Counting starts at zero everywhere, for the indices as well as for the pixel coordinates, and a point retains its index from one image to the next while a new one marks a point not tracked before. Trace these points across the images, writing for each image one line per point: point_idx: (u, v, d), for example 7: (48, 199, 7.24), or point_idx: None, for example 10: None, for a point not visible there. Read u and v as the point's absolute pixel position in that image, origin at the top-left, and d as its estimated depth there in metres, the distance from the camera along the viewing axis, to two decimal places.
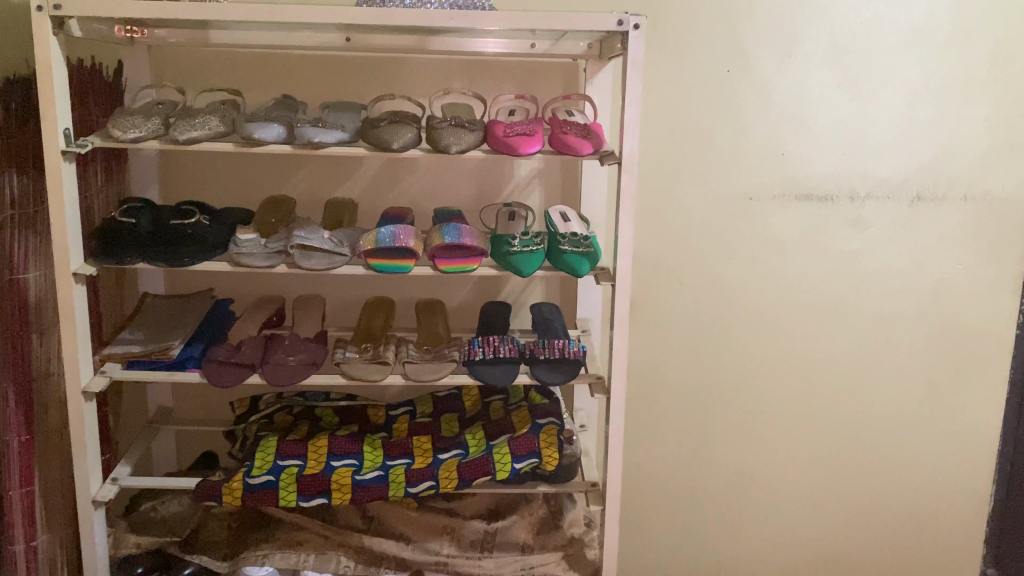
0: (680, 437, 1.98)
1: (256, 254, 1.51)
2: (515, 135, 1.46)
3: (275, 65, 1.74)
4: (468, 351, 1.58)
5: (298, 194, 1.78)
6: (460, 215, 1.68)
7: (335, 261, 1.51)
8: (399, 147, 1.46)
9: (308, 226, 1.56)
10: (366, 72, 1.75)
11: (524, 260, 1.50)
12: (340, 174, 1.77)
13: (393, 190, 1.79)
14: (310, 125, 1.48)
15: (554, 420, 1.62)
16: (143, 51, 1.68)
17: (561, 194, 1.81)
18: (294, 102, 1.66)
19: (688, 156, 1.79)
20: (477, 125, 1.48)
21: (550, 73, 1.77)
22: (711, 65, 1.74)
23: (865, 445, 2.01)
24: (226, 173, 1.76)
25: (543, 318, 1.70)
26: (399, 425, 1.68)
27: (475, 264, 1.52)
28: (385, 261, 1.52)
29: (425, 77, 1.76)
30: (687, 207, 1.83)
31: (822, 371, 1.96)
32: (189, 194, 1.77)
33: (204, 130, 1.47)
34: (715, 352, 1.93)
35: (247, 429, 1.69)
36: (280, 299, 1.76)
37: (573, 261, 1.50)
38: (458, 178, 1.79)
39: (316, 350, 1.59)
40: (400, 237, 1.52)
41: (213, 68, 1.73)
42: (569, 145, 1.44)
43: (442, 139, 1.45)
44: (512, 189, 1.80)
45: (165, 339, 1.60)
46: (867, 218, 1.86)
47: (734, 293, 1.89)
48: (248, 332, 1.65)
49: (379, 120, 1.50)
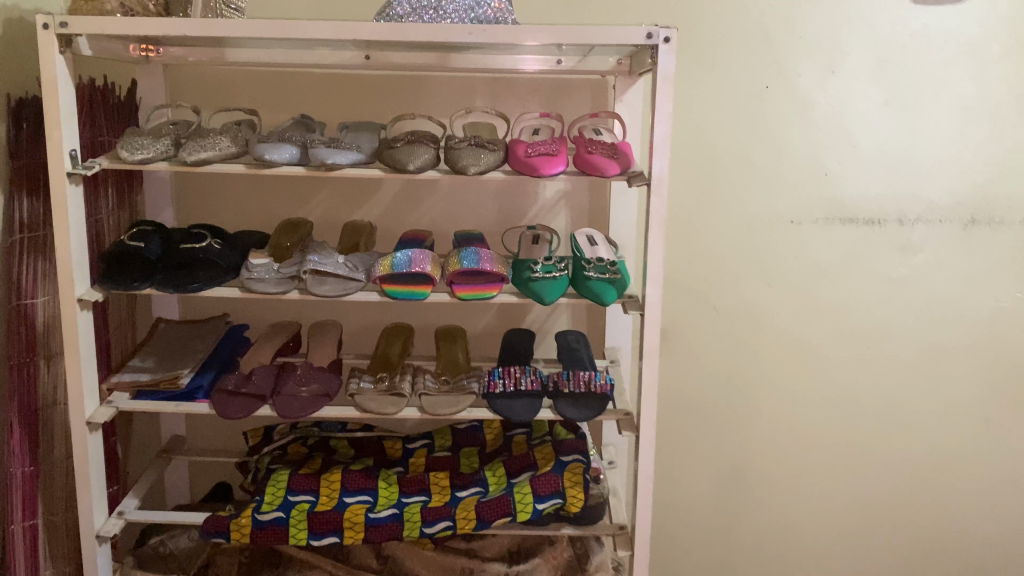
0: (716, 473, 1.87)
1: (267, 280, 1.45)
2: (537, 155, 1.38)
3: (292, 84, 1.68)
4: (487, 383, 1.50)
5: (316, 217, 1.72)
6: (481, 239, 1.61)
7: (348, 288, 1.44)
8: (415, 168, 1.39)
9: (323, 249, 1.49)
10: (386, 91, 1.69)
11: (546, 288, 1.41)
12: (359, 196, 1.71)
13: (413, 212, 1.72)
14: (324, 146, 1.42)
15: (580, 457, 1.52)
16: (158, 70, 1.64)
17: (588, 216, 1.72)
18: (312, 122, 1.60)
19: (723, 177, 1.70)
20: (498, 146, 1.41)
21: (576, 91, 1.69)
22: (748, 80, 1.65)
23: (918, 485, 1.88)
24: (242, 195, 1.71)
25: (568, 347, 1.61)
26: (416, 459, 1.60)
27: (494, 291, 1.44)
28: (400, 288, 1.44)
29: (447, 96, 1.69)
30: (722, 231, 1.73)
31: (869, 406, 1.84)
32: (204, 217, 1.72)
33: (215, 150, 1.41)
34: (753, 383, 1.82)
35: (259, 461, 1.62)
36: (295, 325, 1.69)
37: (599, 289, 1.41)
38: (480, 200, 1.71)
39: (329, 381, 1.50)
40: (416, 262, 1.45)
41: (229, 87, 1.68)
42: (594, 165, 1.35)
43: (460, 160, 1.37)
44: (537, 211, 1.72)
45: (175, 367, 1.54)
46: (916, 241, 1.74)
47: (774, 320, 1.78)
48: (260, 360, 1.58)
49: (395, 140, 1.43)
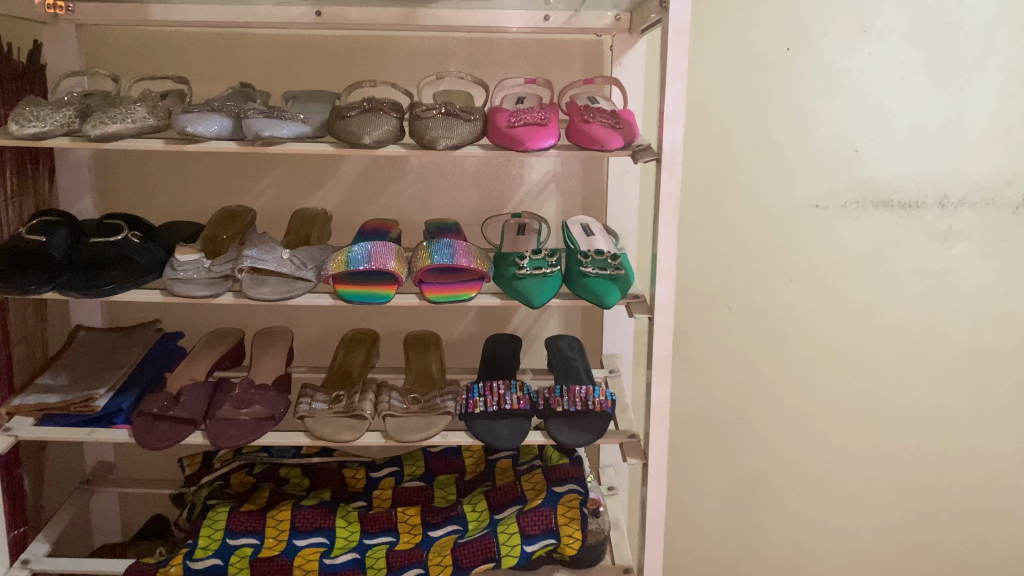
0: (729, 492, 1.65)
1: (195, 281, 1.20)
2: (523, 124, 1.13)
3: (231, 48, 1.42)
4: (465, 402, 1.25)
5: (262, 206, 1.47)
6: (456, 229, 1.36)
7: (293, 290, 1.19)
8: (371, 141, 1.13)
9: (263, 241, 1.23)
10: (343, 56, 1.43)
11: (534, 286, 1.16)
12: (313, 180, 1.45)
13: (377, 199, 1.47)
14: (261, 115, 1.16)
15: (577, 487, 1.27)
16: (68, 32, 1.37)
17: (582, 202, 1.47)
18: (253, 91, 1.35)
19: (737, 156, 1.45)
20: (473, 114, 1.16)
21: (567, 55, 1.44)
22: (767, 41, 1.39)
23: (958, 504, 1.66)
24: (175, 180, 1.45)
25: (560, 355, 1.37)
26: (381, 492, 1.35)
27: (472, 291, 1.19)
28: (356, 290, 1.19)
29: (415, 62, 1.44)
30: (735, 219, 1.48)
31: (904, 416, 1.61)
32: (131, 206, 1.47)
33: (126, 123, 1.15)
34: (772, 392, 1.59)
35: (197, 494, 1.37)
36: (238, 333, 1.43)
37: (599, 287, 1.14)
38: (455, 183, 1.46)
39: (275, 403, 1.25)
40: (377, 257, 1.20)
41: (156, 52, 1.42)
42: (592, 136, 1.10)
43: (428, 131, 1.12)
44: (522, 196, 1.47)
45: (90, 387, 1.28)
46: (959, 229, 1.50)
47: (795, 322, 1.55)
48: (193, 376, 1.32)
49: (348, 107, 1.18)
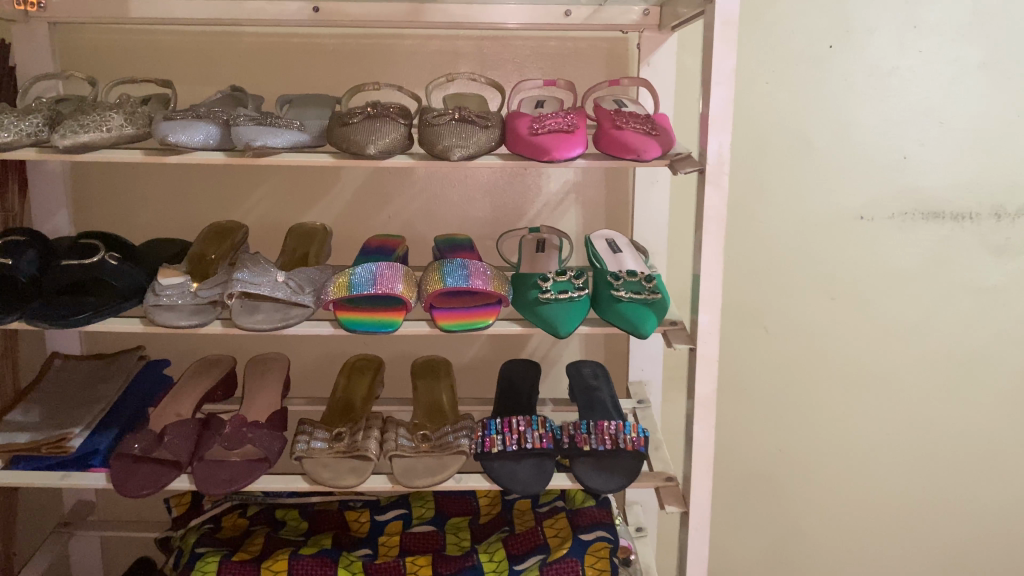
0: (760, 524, 1.54)
1: (179, 308, 1.07)
2: (547, 131, 1.00)
3: (220, 48, 1.30)
4: (481, 440, 1.12)
5: (256, 220, 1.34)
6: (468, 245, 1.24)
7: (288, 317, 1.06)
8: (377, 152, 1.00)
9: (255, 263, 1.11)
10: (343, 55, 1.31)
11: (560, 312, 1.02)
12: (311, 192, 1.33)
13: (380, 212, 1.34)
14: (252, 123, 1.03)
15: (606, 535, 1.15)
16: (41, 29, 1.24)
17: (605, 215, 1.35)
18: (244, 96, 1.22)
19: (775, 164, 1.32)
20: (490, 120, 1.03)
21: (588, 53, 1.31)
22: (808, 38, 1.26)
23: (1008, 538, 1.54)
24: (160, 193, 1.33)
25: (584, 384, 1.25)
26: (388, 538, 1.22)
27: (489, 317, 1.06)
28: (359, 317, 1.06)
29: (421, 62, 1.31)
30: (773, 233, 1.36)
31: (953, 444, 1.49)
32: (114, 220, 1.35)
33: (101, 131, 1.02)
34: (808, 419, 1.47)
35: (185, 539, 1.23)
36: (228, 361, 1.31)
37: (632, 313, 1.01)
38: (466, 195, 1.33)
39: (269, 441, 1.12)
40: (382, 279, 1.07)
41: (138, 53, 1.30)
42: (626, 144, 0.98)
43: (439, 140, 1.00)
44: (539, 208, 1.34)
45: (64, 424, 1.15)
46: (1017, 242, 1.37)
47: (835, 343, 1.42)
48: (178, 413, 1.19)
49: (350, 113, 1.05)
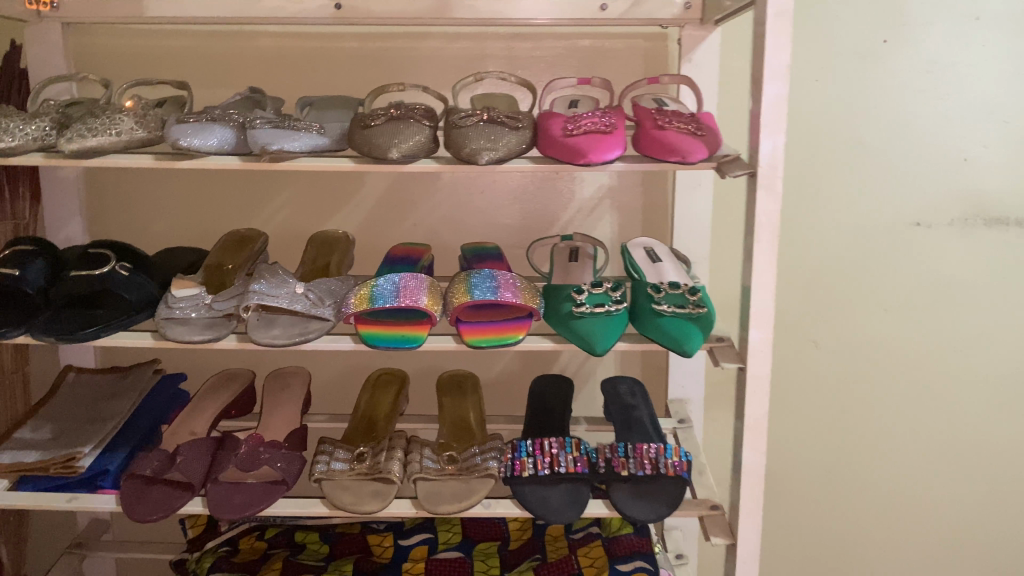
0: (805, 547, 1.45)
1: (192, 321, 1.01)
2: (583, 132, 0.92)
3: (238, 48, 1.24)
4: (511, 462, 1.04)
5: (276, 228, 1.29)
6: (497, 254, 1.17)
7: (307, 331, 1.00)
8: (399, 156, 0.94)
9: (273, 273, 1.04)
10: (366, 54, 1.24)
11: (597, 327, 0.95)
12: (332, 198, 1.27)
13: (405, 219, 1.28)
14: (268, 126, 0.97)
15: (646, 566, 1.09)
16: (53, 30, 1.19)
17: (641, 222, 1.27)
18: (262, 98, 1.16)
19: (823, 168, 1.24)
20: (522, 122, 0.96)
21: (625, 50, 1.24)
22: (859, 32, 1.17)
23: None
24: (176, 200, 1.28)
25: (620, 402, 1.17)
26: (411, 564, 1.14)
27: (520, 333, 0.98)
28: (381, 333, 0.99)
29: (449, 60, 1.24)
30: (822, 240, 1.27)
31: (1016, 466, 1.39)
32: (129, 228, 1.30)
33: (109, 135, 0.96)
34: (858, 438, 1.39)
35: (200, 563, 1.17)
36: (246, 375, 1.25)
37: (676, 330, 0.93)
38: (496, 201, 1.26)
39: (286, 462, 1.06)
40: (405, 291, 1.00)
41: (154, 54, 1.24)
42: (669, 146, 0.90)
43: (468, 143, 0.93)
44: (572, 214, 1.27)
45: (74, 443, 1.10)
46: None
47: (888, 357, 1.34)
48: (193, 431, 1.14)
49: (372, 114, 0.98)
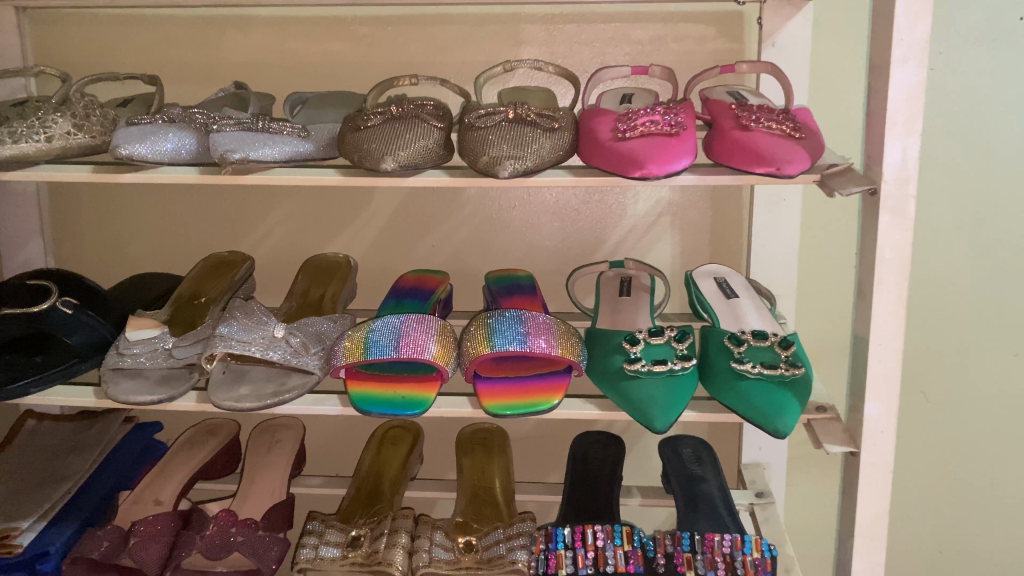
0: None
1: (144, 374, 0.81)
2: (639, 134, 0.69)
3: (223, 35, 1.03)
4: (544, 557, 0.81)
5: (269, 250, 1.08)
6: (530, 287, 0.94)
7: (282, 388, 0.78)
8: (396, 166, 0.71)
9: (248, 313, 0.83)
10: (375, 41, 1.03)
11: (657, 393, 0.71)
12: (334, 216, 1.06)
13: (421, 241, 1.06)
14: (236, 128, 0.76)
15: None
16: (7, 17, 1.00)
17: (709, 244, 1.03)
18: (247, 93, 0.94)
19: (942, 182, 0.98)
20: (557, 122, 0.74)
21: (691, 30, 1.00)
22: (999, 8, 0.91)
23: None
24: (153, 217, 1.08)
25: (683, 473, 0.94)
26: None
27: (557, 396, 0.75)
28: (374, 394, 0.77)
29: (474, 47, 1.02)
30: (937, 270, 1.02)
31: None
32: (100, 249, 1.10)
33: (36, 141, 0.75)
34: (971, 509, 1.13)
35: None
36: (229, 428, 1.05)
37: (766, 400, 0.69)
38: (531, 219, 1.04)
39: (262, 548, 0.85)
40: (408, 338, 0.78)
41: (127, 44, 1.05)
42: (757, 152, 0.66)
43: (488, 149, 0.70)
44: (623, 236, 1.04)
45: (10, 515, 0.89)
46: None
47: (1015, 414, 1.08)
48: (157, 501, 0.93)
49: (367, 113, 0.76)
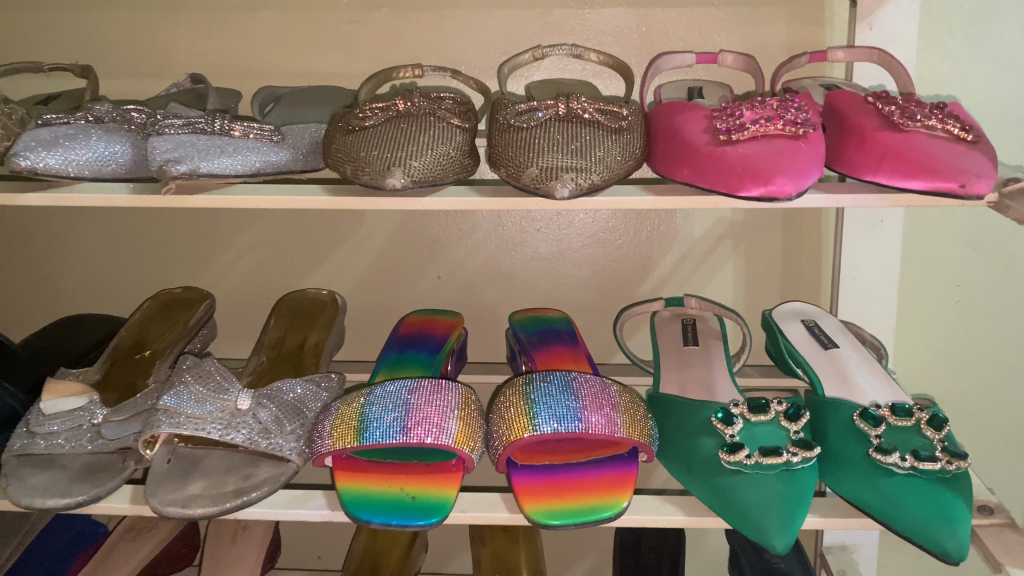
0: None
1: (60, 461, 0.60)
2: (750, 137, 0.49)
3: (171, 20, 0.82)
4: None
5: (236, 284, 0.87)
6: (565, 334, 0.74)
7: (246, 484, 0.57)
8: (408, 183, 0.50)
9: (202, 375, 0.62)
10: (361, 27, 0.81)
11: (771, 498, 0.51)
12: (315, 242, 0.85)
13: (422, 271, 0.86)
14: (182, 131, 0.56)
15: None
16: None
17: (781, 275, 0.84)
18: (204, 89, 0.73)
19: None
20: (622, 120, 0.54)
21: (764, 15, 0.78)
22: None
23: None
24: (91, 244, 0.87)
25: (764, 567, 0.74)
26: None
27: (626, 496, 0.55)
28: (373, 494, 0.56)
29: (489, 33, 0.80)
30: None
31: None
32: (25, 284, 0.89)
33: None
34: None
35: None
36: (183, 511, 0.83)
37: (923, 509, 0.50)
38: (560, 245, 0.84)
39: None
40: (418, 414, 0.58)
41: (51, 31, 0.82)
42: (921, 163, 0.47)
43: (538, 157, 0.50)
44: (676, 266, 0.84)
45: None
46: None
47: None
48: None
49: (362, 109, 0.56)
